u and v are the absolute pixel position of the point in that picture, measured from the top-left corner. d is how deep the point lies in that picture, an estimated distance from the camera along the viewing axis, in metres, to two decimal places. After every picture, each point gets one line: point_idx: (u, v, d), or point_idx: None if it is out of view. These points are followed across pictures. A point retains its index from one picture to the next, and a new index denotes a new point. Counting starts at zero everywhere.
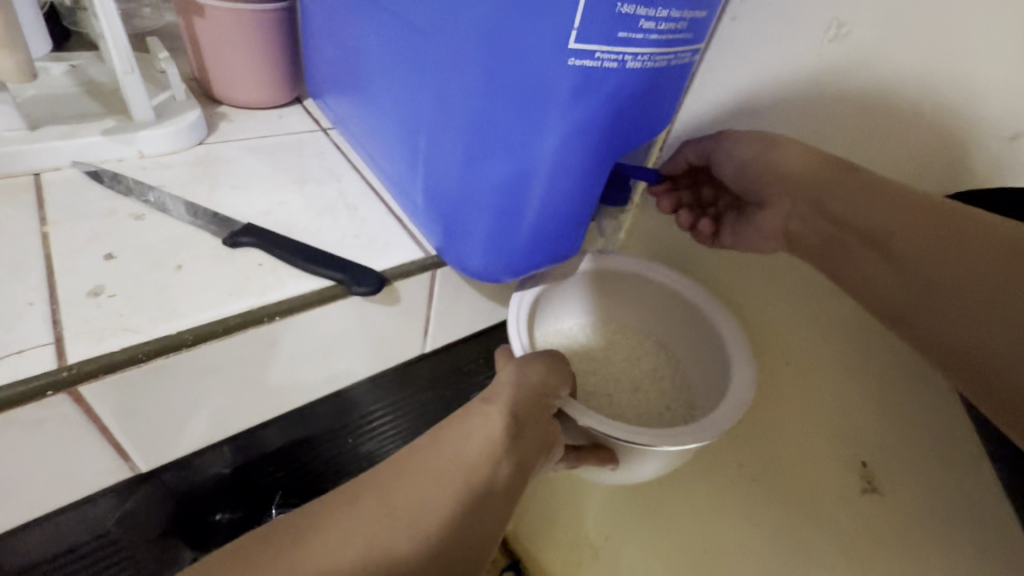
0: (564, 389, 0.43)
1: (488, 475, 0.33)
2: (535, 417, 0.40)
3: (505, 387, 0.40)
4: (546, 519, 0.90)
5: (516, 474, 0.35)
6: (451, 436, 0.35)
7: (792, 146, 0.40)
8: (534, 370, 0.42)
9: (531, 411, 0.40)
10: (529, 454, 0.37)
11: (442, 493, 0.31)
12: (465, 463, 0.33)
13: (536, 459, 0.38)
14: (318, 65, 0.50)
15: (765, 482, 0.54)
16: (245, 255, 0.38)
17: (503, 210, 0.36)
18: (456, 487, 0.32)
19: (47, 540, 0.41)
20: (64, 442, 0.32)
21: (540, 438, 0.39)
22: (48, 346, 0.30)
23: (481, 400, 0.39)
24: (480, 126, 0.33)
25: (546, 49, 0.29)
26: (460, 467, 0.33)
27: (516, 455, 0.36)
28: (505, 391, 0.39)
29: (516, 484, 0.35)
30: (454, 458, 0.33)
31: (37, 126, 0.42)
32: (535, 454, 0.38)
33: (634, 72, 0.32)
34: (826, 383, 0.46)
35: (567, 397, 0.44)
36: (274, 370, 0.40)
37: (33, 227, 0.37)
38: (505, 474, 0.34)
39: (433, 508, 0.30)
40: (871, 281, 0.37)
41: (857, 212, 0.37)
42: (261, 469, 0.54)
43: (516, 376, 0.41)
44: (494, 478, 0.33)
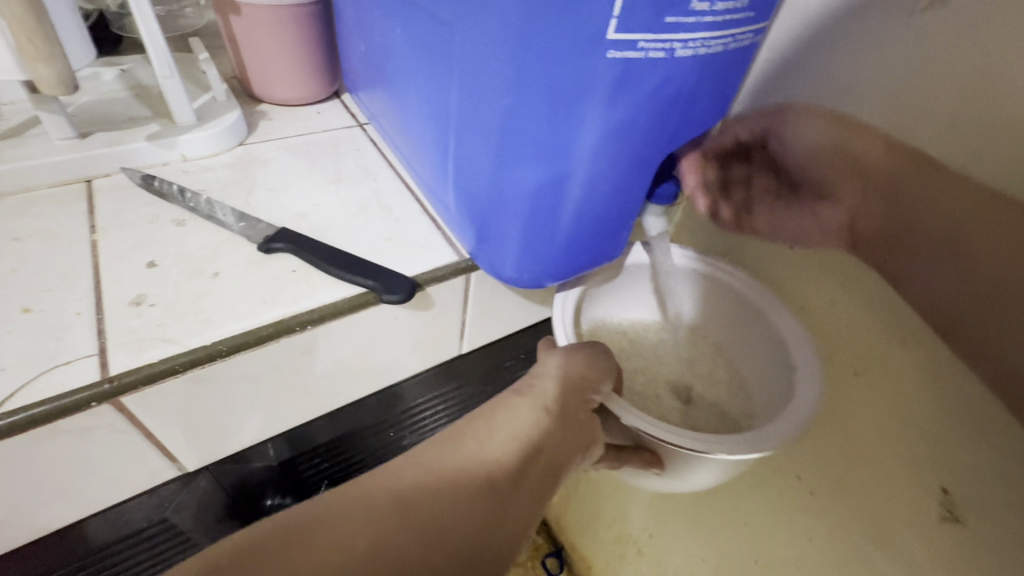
0: (607, 385, 0.40)
1: (514, 472, 0.34)
2: (570, 413, 0.39)
3: (541, 381, 0.39)
4: (589, 513, 0.89)
5: (544, 471, 0.36)
6: (474, 429, 0.36)
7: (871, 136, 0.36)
8: (571, 362, 0.39)
9: (568, 406, 0.39)
10: (562, 450, 0.38)
11: (460, 488, 0.32)
12: (486, 461, 0.34)
13: (571, 456, 0.38)
14: (352, 60, 0.48)
15: (828, 499, 0.49)
16: (279, 262, 0.38)
17: (537, 214, 0.34)
18: (477, 486, 0.33)
19: (112, 526, 0.41)
20: (114, 445, 0.33)
21: (574, 436, 0.38)
22: (92, 357, 0.31)
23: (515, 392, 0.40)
24: (509, 130, 0.30)
25: (584, 44, 0.26)
26: (480, 464, 0.34)
27: (545, 453, 0.36)
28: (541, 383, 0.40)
29: (541, 481, 0.36)
30: (477, 457, 0.34)
31: (88, 134, 0.44)
32: (569, 450, 0.38)
33: (683, 60, 0.29)
34: (901, 401, 0.40)
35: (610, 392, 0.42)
36: (310, 376, 0.40)
37: (83, 235, 0.38)
38: (529, 473, 0.35)
39: (449, 503, 0.32)
40: (937, 288, 0.34)
41: (932, 213, 0.33)
42: (307, 462, 0.52)
43: (549, 368, 0.40)
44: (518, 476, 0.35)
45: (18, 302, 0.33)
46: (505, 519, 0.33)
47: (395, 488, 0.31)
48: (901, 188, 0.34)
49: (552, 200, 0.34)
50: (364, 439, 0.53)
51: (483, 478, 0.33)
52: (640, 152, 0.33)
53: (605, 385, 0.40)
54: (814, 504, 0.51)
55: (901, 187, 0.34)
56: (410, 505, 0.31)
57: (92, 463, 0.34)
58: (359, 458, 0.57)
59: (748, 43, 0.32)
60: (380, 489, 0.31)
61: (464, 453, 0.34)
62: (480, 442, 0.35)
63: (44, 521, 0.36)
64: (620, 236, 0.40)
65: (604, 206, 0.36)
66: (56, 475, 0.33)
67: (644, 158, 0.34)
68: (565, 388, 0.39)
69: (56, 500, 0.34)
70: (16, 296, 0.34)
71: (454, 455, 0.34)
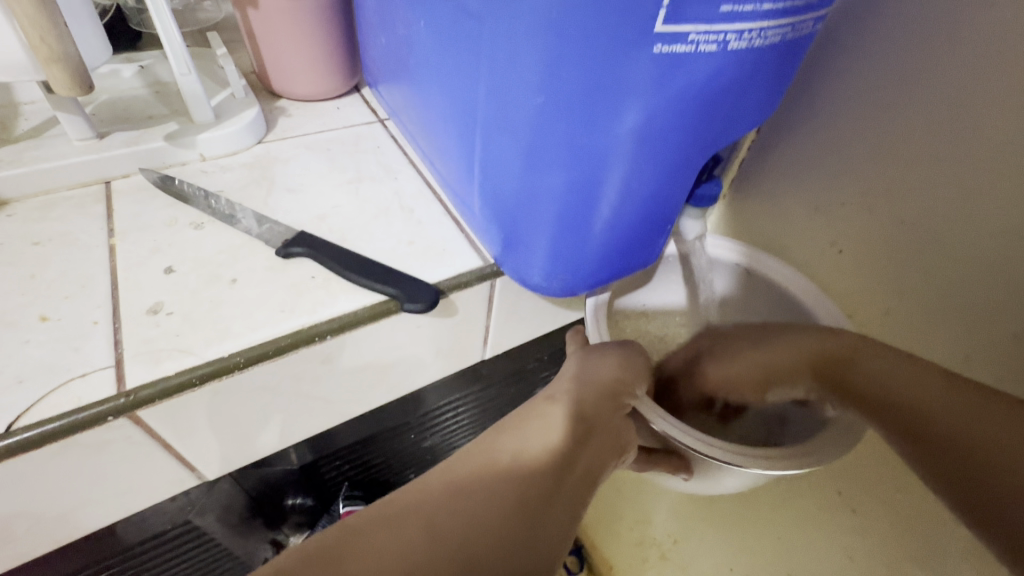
0: (642, 388, 0.39)
1: (550, 484, 0.32)
2: (603, 419, 0.37)
3: (570, 385, 0.38)
4: (610, 513, 0.87)
5: (580, 484, 0.34)
6: (509, 438, 0.33)
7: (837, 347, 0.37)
8: (605, 368, 0.38)
9: (600, 410, 0.37)
10: (596, 458, 0.35)
11: (495, 504, 0.30)
12: (521, 479, 0.31)
13: (608, 463, 0.36)
14: (373, 54, 0.46)
15: (871, 515, 0.47)
16: (298, 267, 0.37)
17: (568, 220, 0.32)
18: (511, 505, 0.30)
19: (135, 530, 0.40)
20: (133, 456, 0.33)
21: (611, 442, 0.37)
22: (109, 369, 0.30)
23: (544, 398, 0.37)
24: (541, 132, 0.28)
25: (627, 38, 0.24)
26: (515, 477, 0.31)
27: (579, 462, 0.34)
28: (569, 387, 0.38)
29: (578, 495, 0.33)
30: (512, 477, 0.31)
31: (106, 134, 0.43)
32: (604, 456, 0.36)
33: (735, 53, 0.26)
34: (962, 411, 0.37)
35: (642, 396, 0.40)
36: (330, 385, 0.38)
37: (101, 240, 0.37)
38: (567, 488, 0.33)
39: (483, 520, 0.29)
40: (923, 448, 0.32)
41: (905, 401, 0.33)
42: (329, 464, 0.50)
43: (581, 373, 0.38)
44: (554, 492, 0.32)
45: (36, 310, 0.33)
46: (539, 540, 0.30)
47: (431, 515, 0.29)
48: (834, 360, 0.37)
49: (584, 205, 0.31)
50: (384, 441, 0.52)
51: (517, 495, 0.30)
52: (682, 154, 0.31)
53: (639, 388, 0.39)
54: (855, 522, 0.48)
55: (836, 356, 0.37)
56: (441, 529, 0.28)
57: (110, 473, 0.33)
58: (380, 460, 0.55)
59: (808, 32, 0.29)
60: (410, 515, 0.28)
61: (499, 471, 0.31)
62: (517, 457, 0.32)
63: (65, 531, 0.35)
64: (656, 242, 0.37)
65: (640, 211, 0.33)
66: (76, 486, 0.32)
67: (686, 161, 0.31)
68: (598, 391, 0.37)
69: (78, 509, 0.34)
70: (35, 303, 0.33)
71: (489, 473, 0.31)
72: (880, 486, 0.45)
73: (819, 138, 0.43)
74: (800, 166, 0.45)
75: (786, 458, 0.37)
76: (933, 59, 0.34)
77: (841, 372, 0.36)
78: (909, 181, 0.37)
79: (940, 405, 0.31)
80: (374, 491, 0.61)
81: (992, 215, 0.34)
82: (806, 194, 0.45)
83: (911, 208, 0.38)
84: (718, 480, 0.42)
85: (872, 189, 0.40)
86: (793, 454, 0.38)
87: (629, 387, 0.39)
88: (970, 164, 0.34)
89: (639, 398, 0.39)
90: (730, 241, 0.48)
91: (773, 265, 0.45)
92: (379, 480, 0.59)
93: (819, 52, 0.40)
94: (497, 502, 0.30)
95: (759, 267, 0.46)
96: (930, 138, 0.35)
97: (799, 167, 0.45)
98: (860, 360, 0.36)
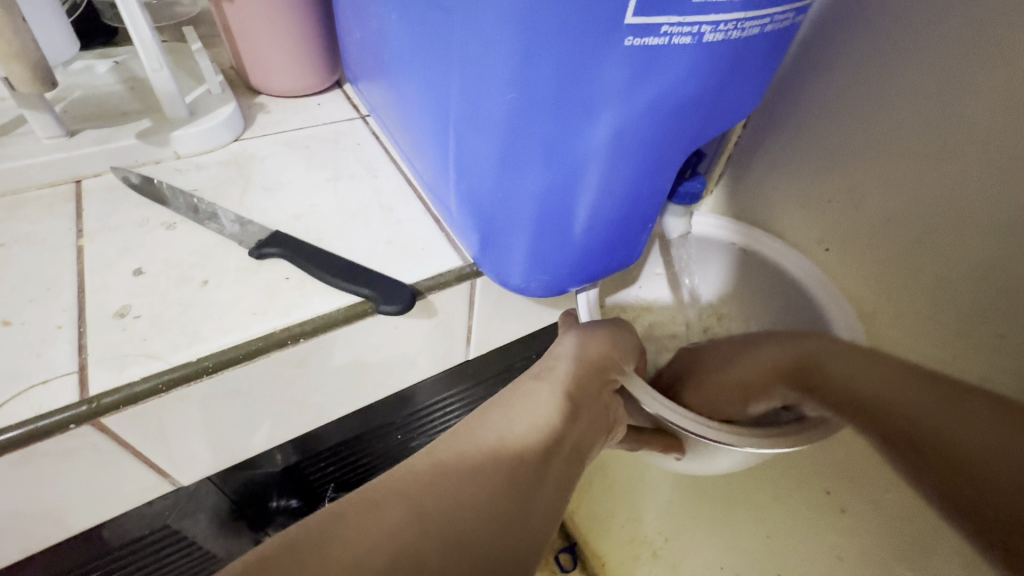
0: (630, 365, 0.38)
1: (533, 470, 0.31)
2: (592, 396, 0.36)
3: (557, 363, 0.37)
4: (601, 511, 0.86)
5: (568, 461, 0.33)
6: (491, 418, 0.32)
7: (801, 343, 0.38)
8: (590, 344, 0.37)
9: (588, 390, 0.36)
10: (582, 438, 0.35)
11: (478, 492, 0.29)
12: (506, 458, 0.30)
13: (593, 442, 0.36)
14: (351, 49, 0.45)
15: (858, 514, 0.46)
16: (272, 268, 0.36)
17: (547, 219, 0.31)
18: (497, 486, 0.29)
19: (111, 536, 0.39)
20: (100, 463, 0.32)
21: (597, 419, 0.36)
22: (72, 375, 0.30)
23: (530, 376, 0.36)
24: (513, 130, 0.27)
25: (596, 32, 0.23)
26: (497, 465, 0.30)
27: (566, 445, 0.33)
28: (556, 366, 0.36)
29: (565, 474, 0.33)
30: (495, 453, 0.30)
31: (77, 131, 0.42)
32: (591, 434, 0.36)
33: (712, 46, 0.26)
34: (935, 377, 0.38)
35: (631, 372, 0.39)
36: (306, 389, 0.38)
37: (70, 241, 0.36)
38: (552, 472, 0.32)
39: (465, 507, 0.28)
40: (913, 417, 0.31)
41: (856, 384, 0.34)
42: (313, 466, 0.49)
43: (568, 351, 0.37)
44: (540, 471, 0.31)
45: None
46: (527, 520, 0.29)
47: (410, 493, 0.28)
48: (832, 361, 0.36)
49: (562, 204, 0.31)
50: (370, 443, 0.51)
51: (503, 475, 0.30)
52: (660, 151, 0.30)
53: (628, 365, 0.38)
54: (844, 521, 0.48)
55: (817, 357, 0.37)
56: (427, 511, 0.27)
57: (78, 481, 0.32)
58: (366, 461, 0.55)
59: (790, 23, 0.28)
60: (392, 494, 0.27)
61: (483, 450, 0.30)
62: (500, 433, 0.31)
63: (33, 541, 0.34)
64: (639, 241, 0.37)
65: (620, 209, 0.32)
66: (42, 495, 0.31)
67: (664, 158, 0.30)
68: (585, 368, 0.36)
69: (46, 518, 0.33)
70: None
71: (474, 449, 0.30)
72: (869, 486, 0.45)
73: (806, 134, 0.42)
74: (788, 162, 0.44)
75: (785, 438, 0.36)
76: (917, 51, 0.33)
77: (845, 378, 0.35)
78: (892, 176, 0.37)
79: (911, 403, 0.31)
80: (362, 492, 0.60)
81: (978, 211, 0.33)
82: (794, 189, 0.44)
83: (898, 203, 0.37)
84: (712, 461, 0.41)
85: (859, 184, 0.39)
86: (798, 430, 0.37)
87: (614, 364, 0.37)
88: (956, 158, 0.33)
89: (627, 374, 0.38)
90: (723, 220, 0.47)
91: (772, 244, 0.45)
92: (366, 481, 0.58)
93: (805, 46, 0.40)
94: (483, 483, 0.29)
95: (761, 249, 0.45)
96: (917, 132, 0.35)
97: (787, 164, 0.44)
98: (851, 363, 0.35)
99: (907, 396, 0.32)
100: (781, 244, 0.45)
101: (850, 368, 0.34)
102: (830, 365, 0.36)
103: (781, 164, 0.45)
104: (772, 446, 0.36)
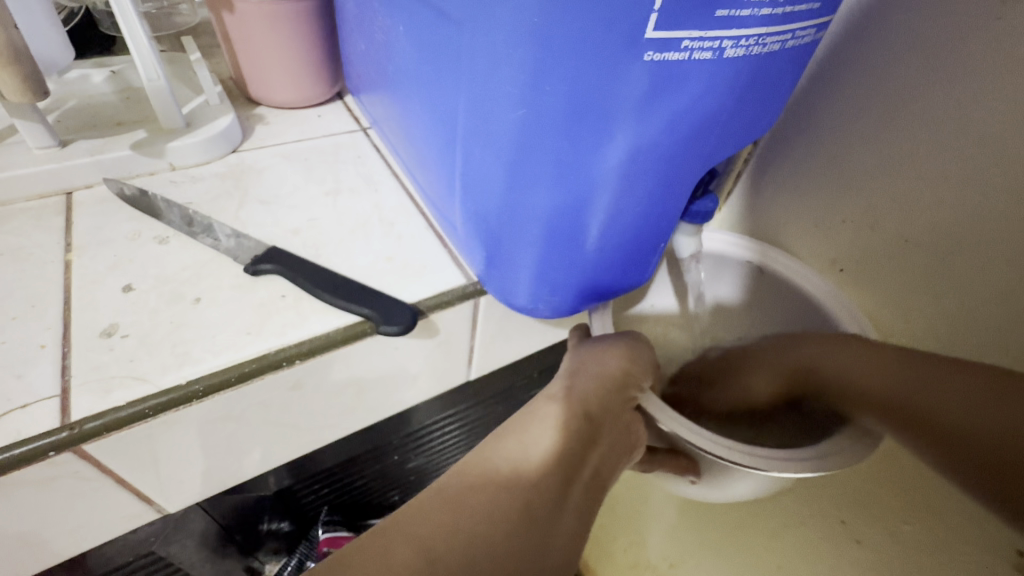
0: (648, 382, 0.36)
1: (552, 495, 0.29)
2: (612, 416, 0.33)
3: (572, 380, 0.33)
4: (602, 533, 0.83)
5: (586, 489, 0.31)
6: (503, 441, 0.30)
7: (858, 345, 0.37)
8: (612, 359, 0.34)
9: (608, 409, 0.33)
10: (603, 460, 0.32)
11: (492, 524, 0.26)
12: (516, 484, 0.28)
13: (614, 463, 0.33)
14: (354, 62, 0.44)
15: (872, 542, 0.45)
16: (269, 285, 0.35)
17: (556, 239, 0.30)
18: (511, 517, 0.27)
19: (90, 564, 0.37)
20: (80, 492, 0.30)
21: (617, 440, 0.33)
22: (53, 400, 0.28)
23: (546, 397, 0.33)
24: (525, 147, 0.26)
25: (616, 45, 0.22)
26: (511, 494, 0.27)
27: (587, 463, 0.31)
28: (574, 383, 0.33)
29: (587, 502, 0.31)
30: (505, 481, 0.28)
31: (69, 141, 0.40)
32: (611, 455, 0.33)
33: (733, 61, 0.24)
34: None
35: (647, 390, 0.36)
36: (301, 411, 0.36)
37: (57, 255, 0.35)
38: (573, 497, 0.30)
39: (479, 542, 0.26)
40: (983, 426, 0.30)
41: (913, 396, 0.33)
42: (308, 488, 0.47)
43: (584, 364, 0.34)
44: (556, 501, 0.29)
45: None
46: (543, 551, 0.27)
47: (418, 532, 0.25)
48: (840, 351, 0.38)
49: (573, 223, 0.29)
50: (368, 463, 0.49)
51: (516, 506, 0.27)
52: (675, 172, 0.29)
53: (646, 382, 0.36)
54: (857, 550, 0.46)
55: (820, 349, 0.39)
56: (435, 550, 0.25)
57: (55, 511, 0.30)
58: (361, 482, 0.52)
59: (809, 40, 0.27)
60: (397, 535, 0.25)
61: (492, 477, 0.28)
62: (515, 463, 0.28)
63: None
64: (649, 262, 0.35)
65: (633, 229, 0.31)
66: (15, 526, 0.30)
67: (680, 178, 0.29)
68: (604, 386, 0.33)
69: (20, 549, 0.31)
70: None
71: (484, 478, 0.28)
72: (884, 515, 0.43)
73: (817, 152, 0.41)
74: (798, 180, 0.43)
75: (749, 455, 0.34)
76: (938, 72, 0.32)
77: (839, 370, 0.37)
78: (903, 197, 0.36)
79: (930, 385, 0.32)
80: (357, 512, 0.58)
81: (992, 239, 0.32)
82: (803, 206, 0.44)
83: (914, 225, 0.36)
84: (727, 485, 0.39)
85: (873, 206, 0.38)
86: (805, 454, 0.35)
87: (635, 380, 0.34)
88: (970, 179, 0.32)
89: (644, 391, 0.36)
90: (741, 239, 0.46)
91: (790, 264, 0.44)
92: (361, 502, 0.56)
93: (815, 61, 0.39)
94: (496, 516, 0.27)
95: (774, 266, 0.44)
96: (932, 153, 0.34)
97: (799, 182, 0.43)
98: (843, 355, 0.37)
99: (880, 373, 0.35)
100: (796, 263, 0.44)
101: (846, 363, 0.37)
102: (821, 359, 0.39)
103: (791, 184, 0.44)
104: (789, 471, 0.34)
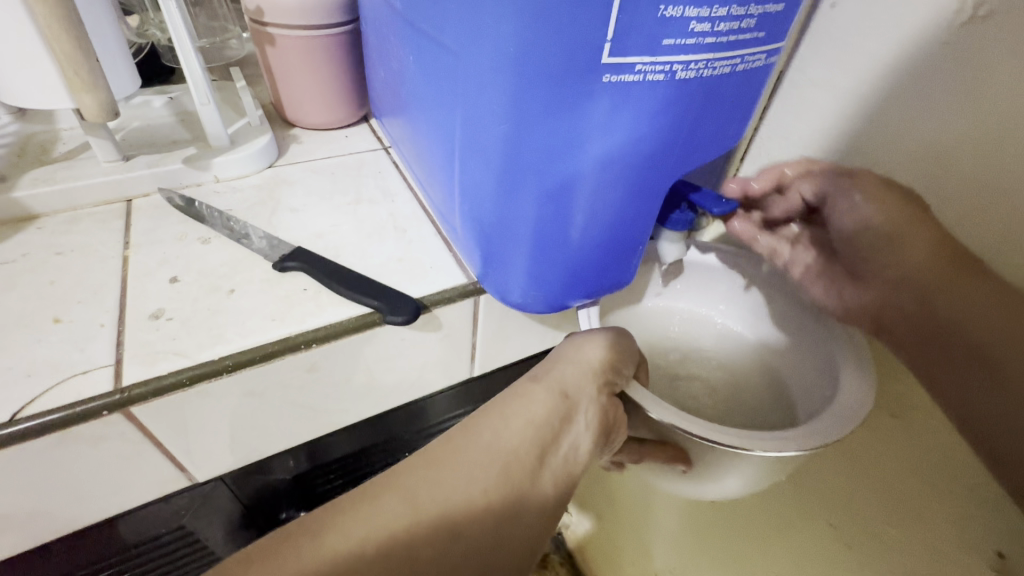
0: (630, 369, 0.38)
1: (532, 463, 0.32)
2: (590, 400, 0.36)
3: (554, 364, 0.37)
4: (611, 549, 0.84)
5: (561, 463, 0.33)
6: (488, 417, 0.33)
7: (921, 232, 0.35)
8: (589, 348, 0.37)
9: (585, 388, 0.36)
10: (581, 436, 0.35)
11: (473, 483, 0.30)
12: (499, 451, 0.31)
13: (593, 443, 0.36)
14: (376, 87, 0.50)
15: (862, 549, 0.46)
16: (292, 280, 0.39)
17: (543, 241, 0.34)
18: (492, 479, 0.30)
19: (128, 530, 0.41)
20: (123, 453, 0.35)
21: (597, 420, 0.36)
22: (108, 368, 0.33)
23: (529, 377, 0.36)
24: (511, 157, 0.30)
25: (579, 69, 0.26)
26: (494, 460, 0.31)
27: (565, 439, 0.34)
28: (553, 367, 0.36)
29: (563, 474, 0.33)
30: (490, 447, 0.31)
31: (132, 156, 0.47)
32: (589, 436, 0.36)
33: (685, 82, 0.28)
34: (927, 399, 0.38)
35: (630, 378, 0.39)
36: (317, 395, 0.40)
37: (117, 251, 0.40)
38: (551, 465, 0.33)
39: (460, 498, 0.29)
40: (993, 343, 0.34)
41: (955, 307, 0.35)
42: (322, 476, 0.50)
43: (566, 352, 0.38)
44: (534, 471, 0.32)
45: (52, 313, 0.36)
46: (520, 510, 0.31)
47: (404, 482, 0.28)
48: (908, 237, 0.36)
49: (555, 227, 0.33)
50: (377, 457, 0.52)
51: (497, 469, 0.30)
52: (648, 178, 0.32)
53: (626, 369, 0.38)
54: (850, 558, 0.47)
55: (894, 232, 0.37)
56: (421, 500, 0.28)
57: (102, 469, 0.35)
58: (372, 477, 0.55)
59: (759, 64, 0.31)
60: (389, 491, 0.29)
61: (478, 445, 0.31)
62: (496, 434, 0.32)
63: (56, 526, 0.37)
64: (631, 263, 0.38)
65: (612, 230, 0.34)
66: (70, 480, 0.34)
67: (652, 184, 0.33)
68: (581, 370, 0.36)
69: (71, 503, 0.36)
70: (51, 306, 0.36)
71: (469, 447, 0.31)
72: (872, 520, 0.44)
73: None
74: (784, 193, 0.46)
75: (736, 435, 0.35)
76: None
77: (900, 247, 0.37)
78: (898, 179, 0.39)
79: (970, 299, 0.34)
80: None
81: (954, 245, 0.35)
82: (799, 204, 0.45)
83: None
84: (717, 477, 0.40)
85: None
86: (796, 436, 0.35)
87: (614, 365, 0.37)
88: None
89: (627, 378, 0.38)
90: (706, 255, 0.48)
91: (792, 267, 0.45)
92: None
93: None
94: (477, 479, 0.30)
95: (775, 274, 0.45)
96: None
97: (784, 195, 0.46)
98: (912, 240, 0.36)
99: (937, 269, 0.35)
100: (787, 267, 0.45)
101: (911, 241, 0.36)
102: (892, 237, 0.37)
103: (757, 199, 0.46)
104: (777, 450, 0.34)
